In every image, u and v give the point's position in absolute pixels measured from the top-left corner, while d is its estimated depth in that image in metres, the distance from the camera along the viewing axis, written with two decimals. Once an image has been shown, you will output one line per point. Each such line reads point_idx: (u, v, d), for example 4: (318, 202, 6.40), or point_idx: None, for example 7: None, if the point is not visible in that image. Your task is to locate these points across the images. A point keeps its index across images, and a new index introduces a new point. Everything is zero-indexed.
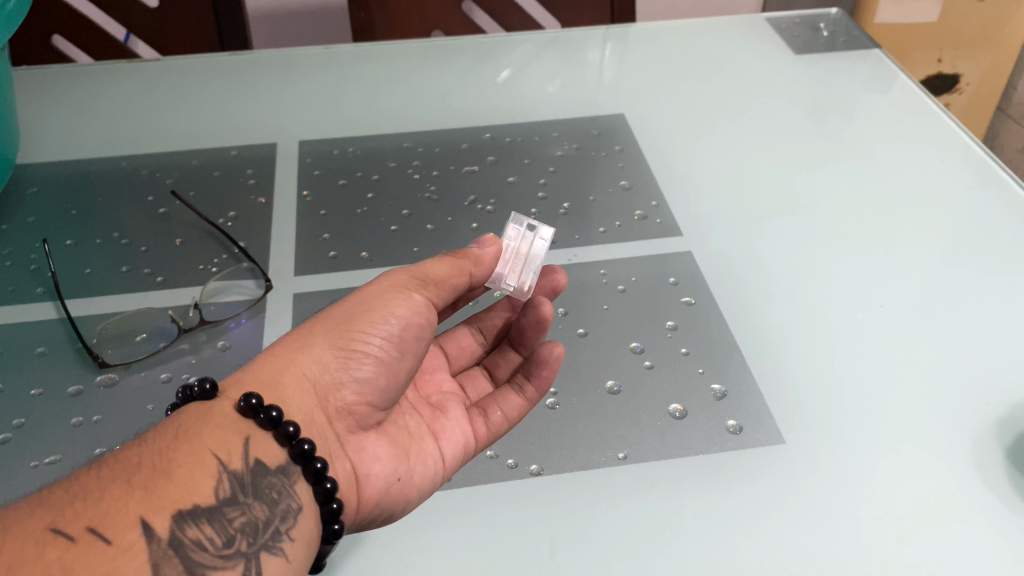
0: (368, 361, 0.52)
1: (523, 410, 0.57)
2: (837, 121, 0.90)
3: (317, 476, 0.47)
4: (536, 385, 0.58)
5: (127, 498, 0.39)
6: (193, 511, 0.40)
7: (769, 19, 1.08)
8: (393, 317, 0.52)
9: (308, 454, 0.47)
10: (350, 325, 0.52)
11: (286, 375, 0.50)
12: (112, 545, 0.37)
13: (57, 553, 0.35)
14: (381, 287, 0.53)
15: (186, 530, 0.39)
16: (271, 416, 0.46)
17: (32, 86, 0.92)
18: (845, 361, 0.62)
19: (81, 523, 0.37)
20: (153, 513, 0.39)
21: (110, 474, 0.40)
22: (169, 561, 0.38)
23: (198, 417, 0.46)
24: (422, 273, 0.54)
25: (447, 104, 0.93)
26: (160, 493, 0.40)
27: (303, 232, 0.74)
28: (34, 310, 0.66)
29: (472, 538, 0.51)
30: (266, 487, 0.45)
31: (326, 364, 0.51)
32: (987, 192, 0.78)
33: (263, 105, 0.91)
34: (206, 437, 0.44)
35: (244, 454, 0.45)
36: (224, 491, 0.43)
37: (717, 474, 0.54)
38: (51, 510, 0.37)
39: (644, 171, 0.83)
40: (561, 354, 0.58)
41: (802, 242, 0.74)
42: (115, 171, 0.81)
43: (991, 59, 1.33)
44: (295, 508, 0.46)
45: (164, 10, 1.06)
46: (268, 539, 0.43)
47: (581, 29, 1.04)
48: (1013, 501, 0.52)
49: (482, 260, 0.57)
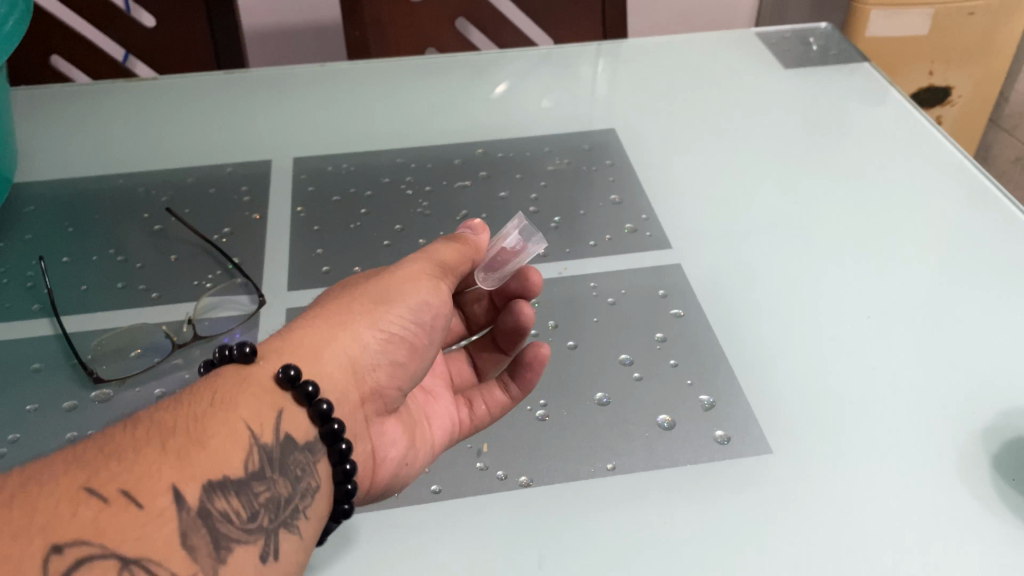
0: (401, 346, 0.55)
1: (506, 407, 0.60)
2: (828, 134, 0.91)
3: (340, 457, 0.49)
4: (520, 385, 0.60)
5: (161, 463, 0.39)
6: (223, 482, 0.41)
7: (759, 34, 1.10)
8: (424, 303, 0.56)
9: (337, 433, 0.49)
10: (384, 307, 0.55)
11: (326, 350, 0.52)
12: (144, 510, 0.36)
13: (91, 513, 0.35)
14: (412, 273, 0.57)
15: (215, 501, 0.40)
16: (308, 390, 0.48)
17: (31, 105, 0.93)
18: (834, 374, 0.62)
19: (115, 484, 0.36)
20: (184, 482, 0.39)
21: (143, 436, 0.40)
22: (198, 531, 0.38)
23: (236, 383, 0.47)
24: (438, 259, 0.59)
25: (441, 120, 0.94)
26: (193, 461, 0.40)
27: (298, 248, 0.75)
28: (30, 327, 0.67)
29: (461, 547, 0.51)
30: (290, 464, 0.46)
31: (364, 342, 0.54)
32: (974, 203, 0.79)
33: (258, 122, 0.92)
34: (241, 406, 0.45)
35: (275, 428, 0.46)
36: (252, 463, 0.43)
37: (706, 484, 0.54)
38: (85, 468, 0.36)
39: (635, 185, 0.84)
40: (547, 356, 0.60)
41: (791, 254, 0.75)
42: (112, 189, 0.82)
43: (981, 72, 1.34)
44: (313, 487, 0.47)
45: (160, 30, 1.07)
46: (287, 516, 0.44)
47: (572, 46, 1.05)
48: (998, 508, 0.52)
49: (480, 246, 0.62)
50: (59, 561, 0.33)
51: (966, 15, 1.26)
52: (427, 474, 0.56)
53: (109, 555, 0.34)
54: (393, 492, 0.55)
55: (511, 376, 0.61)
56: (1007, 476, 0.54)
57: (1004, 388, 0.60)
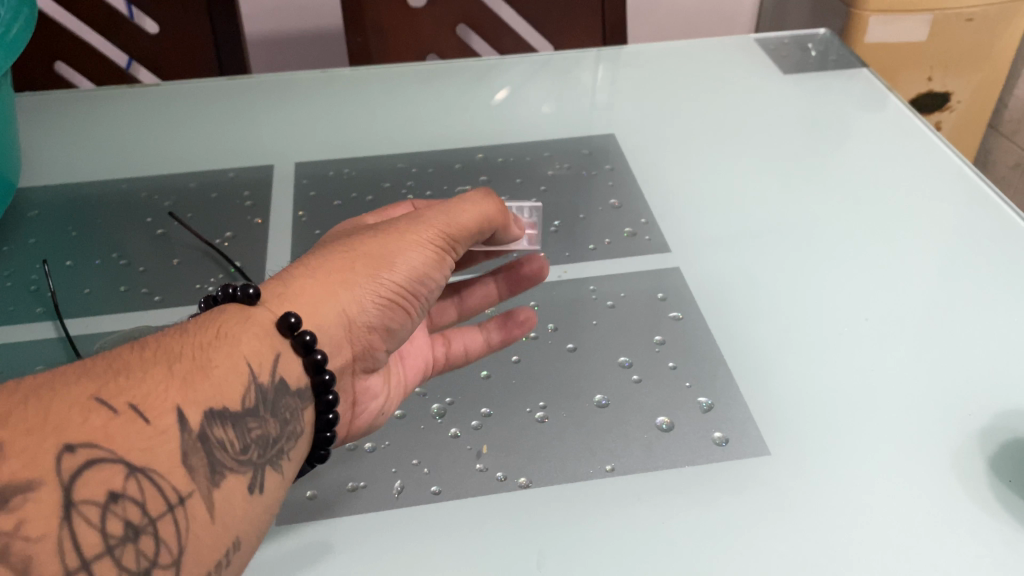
0: (398, 311, 0.56)
1: (483, 350, 0.65)
2: (827, 140, 0.92)
3: (326, 407, 0.51)
4: (503, 335, 0.65)
5: (166, 385, 0.41)
6: (223, 411, 0.43)
7: (759, 40, 1.10)
8: (426, 273, 0.57)
9: (327, 384, 0.51)
10: (389, 272, 0.55)
11: (326, 305, 0.53)
12: (149, 426, 0.39)
13: (100, 420, 0.38)
14: (421, 234, 0.57)
15: (215, 428, 0.42)
16: (305, 340, 0.50)
17: (34, 109, 0.94)
18: (834, 377, 0.62)
19: (123, 398, 0.39)
20: (188, 405, 0.42)
21: (151, 357, 0.43)
22: (197, 453, 0.41)
23: (239, 321, 0.48)
24: (453, 228, 0.58)
25: (442, 125, 0.94)
26: (197, 388, 0.42)
27: (299, 252, 0.75)
28: (34, 329, 0.67)
29: (461, 547, 0.52)
30: (283, 407, 0.48)
31: (363, 304, 0.54)
32: (973, 208, 0.80)
33: (260, 127, 0.93)
34: (243, 343, 0.47)
35: (272, 368, 0.48)
36: (250, 400, 0.46)
37: (705, 484, 0.55)
38: (96, 380, 0.40)
39: (634, 189, 0.85)
40: (534, 317, 0.66)
41: (792, 259, 0.75)
42: (115, 193, 0.83)
43: (980, 78, 1.35)
44: (297, 433, 0.49)
45: (164, 37, 1.08)
46: (274, 455, 0.47)
47: (572, 52, 1.05)
48: (995, 509, 0.53)
49: (502, 219, 0.62)
50: (71, 460, 0.36)
51: (964, 21, 1.27)
52: (427, 474, 0.56)
53: (117, 461, 0.38)
54: (391, 494, 0.55)
55: (497, 325, 0.66)
56: (1004, 478, 0.54)
57: (1002, 390, 0.60)
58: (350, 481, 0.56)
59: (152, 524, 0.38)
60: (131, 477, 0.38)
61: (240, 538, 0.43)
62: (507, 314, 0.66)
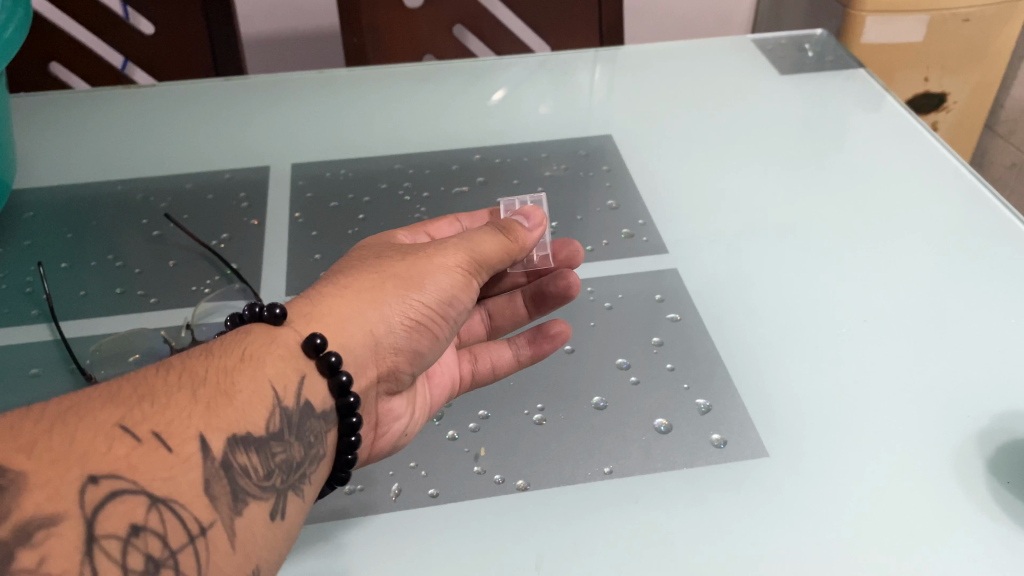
0: (426, 334, 0.57)
1: (511, 367, 0.63)
2: (825, 141, 0.92)
3: (350, 429, 0.51)
4: (532, 352, 0.63)
5: (191, 411, 0.41)
6: (246, 437, 0.43)
7: (755, 41, 1.10)
8: (456, 298, 0.57)
9: (351, 407, 0.50)
10: (418, 295, 0.55)
11: (351, 324, 0.53)
12: (172, 454, 0.39)
13: (124, 449, 0.38)
14: (451, 257, 0.57)
15: (237, 455, 0.42)
16: (331, 360, 0.49)
17: (29, 111, 0.94)
18: (831, 379, 0.62)
19: (146, 426, 0.40)
20: (211, 431, 0.41)
21: (175, 382, 0.43)
22: (219, 481, 0.41)
23: (264, 343, 0.48)
24: (483, 250, 0.58)
25: (439, 126, 0.94)
26: (220, 413, 0.43)
27: (295, 254, 0.75)
28: (30, 332, 0.67)
29: (457, 551, 0.51)
30: (308, 430, 0.48)
31: (389, 327, 0.54)
32: (970, 210, 0.79)
33: (257, 129, 0.93)
34: (267, 366, 0.47)
35: (297, 392, 0.48)
36: (274, 423, 0.45)
37: (704, 487, 0.55)
38: (120, 407, 0.40)
39: (632, 191, 0.84)
40: (566, 333, 0.64)
41: (789, 259, 0.75)
42: (111, 195, 0.82)
43: (977, 78, 1.35)
44: (321, 455, 0.49)
45: (159, 37, 1.07)
46: (297, 480, 0.47)
47: (570, 53, 1.05)
48: (992, 511, 0.52)
49: (526, 243, 0.60)
50: (94, 492, 0.36)
51: (961, 22, 1.27)
52: (425, 477, 0.56)
53: (139, 491, 0.38)
54: (389, 496, 0.54)
55: (528, 339, 0.63)
56: (1002, 480, 0.54)
57: (999, 391, 0.60)
58: (348, 484, 0.56)
59: (172, 556, 0.37)
60: (153, 508, 0.38)
61: (260, 565, 0.43)
62: (538, 329, 0.64)
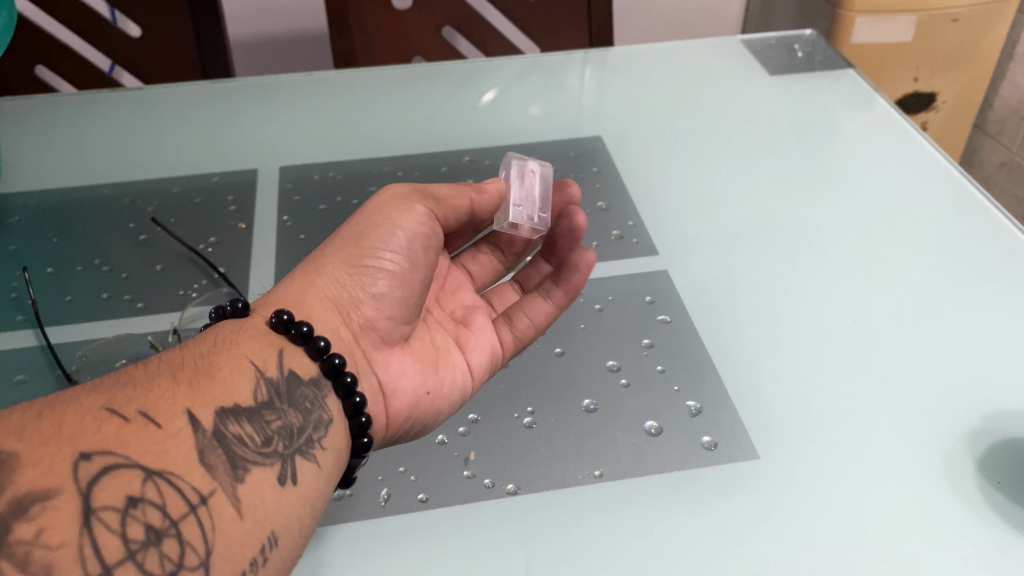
0: (382, 275, 0.57)
1: (551, 314, 0.64)
2: (816, 141, 0.91)
3: (347, 391, 0.51)
4: (565, 290, 0.64)
5: (174, 391, 0.42)
6: (235, 409, 0.44)
7: (745, 41, 1.10)
8: (403, 229, 0.57)
9: (339, 368, 0.50)
10: (361, 243, 0.57)
11: (308, 295, 0.54)
12: (161, 430, 0.40)
13: (113, 427, 0.38)
14: (388, 202, 0.58)
15: (229, 426, 0.43)
16: (302, 330, 0.50)
17: (15, 115, 0.93)
18: (822, 380, 0.62)
19: (133, 406, 0.40)
20: (198, 407, 0.42)
21: (155, 370, 0.43)
22: (214, 451, 0.41)
23: (235, 330, 0.49)
24: (424, 189, 0.59)
25: (427, 128, 0.94)
26: (203, 390, 0.43)
27: (283, 257, 0.74)
28: (15, 338, 0.67)
29: (446, 557, 0.51)
30: (300, 397, 0.48)
31: (340, 280, 0.56)
32: (961, 210, 0.79)
33: (245, 132, 0.92)
34: (242, 346, 0.48)
35: (279, 363, 0.48)
36: (262, 395, 0.46)
37: (694, 489, 0.54)
38: (105, 393, 0.40)
39: (622, 193, 0.84)
40: (592, 261, 0.64)
41: (779, 259, 0.75)
42: (97, 199, 0.82)
43: (966, 78, 1.36)
44: (326, 420, 0.49)
45: (146, 40, 1.07)
46: (303, 444, 0.47)
47: (560, 53, 1.05)
48: (982, 510, 0.52)
49: (483, 189, 0.62)
50: (87, 467, 0.36)
51: (950, 22, 1.27)
52: (414, 482, 0.55)
53: (134, 465, 0.38)
54: (377, 502, 0.54)
55: (556, 284, 0.64)
56: (992, 480, 0.54)
57: (989, 391, 0.60)
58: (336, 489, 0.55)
59: (174, 526, 0.37)
60: (149, 480, 0.38)
61: (277, 533, 0.43)
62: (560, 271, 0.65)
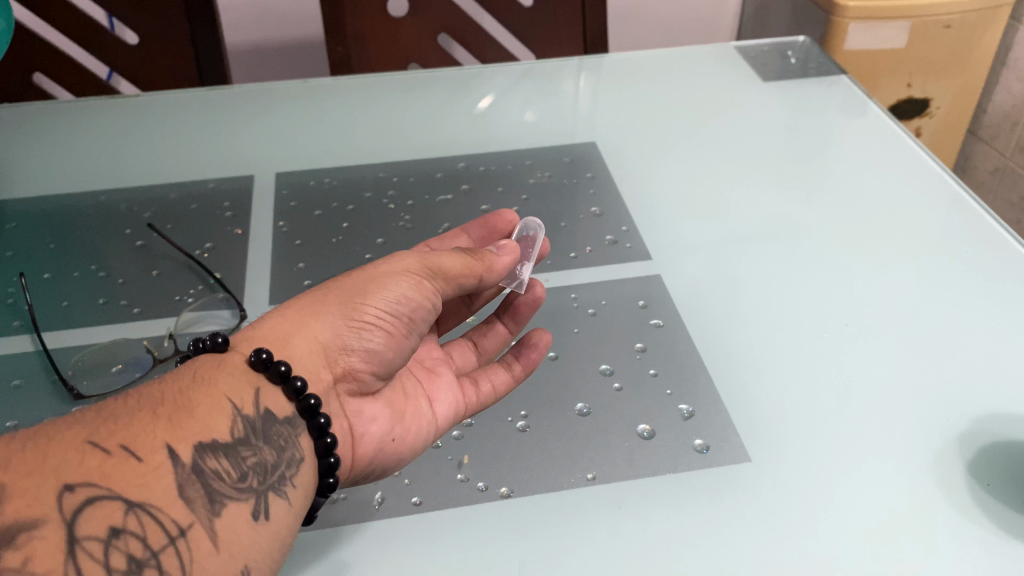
0: (377, 334, 0.56)
1: (511, 384, 0.62)
2: (810, 147, 0.92)
3: (319, 431, 0.51)
4: (524, 363, 0.63)
5: (154, 425, 0.42)
6: (213, 444, 0.44)
7: (739, 47, 1.10)
8: (407, 298, 0.57)
9: (314, 409, 0.51)
10: (363, 299, 0.56)
11: (296, 338, 0.54)
12: (142, 463, 0.40)
13: (95, 460, 0.39)
14: (403, 266, 0.57)
15: (207, 460, 0.43)
16: (281, 369, 0.50)
17: (11, 122, 0.93)
18: (812, 385, 0.63)
19: (114, 440, 0.41)
20: (178, 441, 0.42)
21: (135, 404, 0.44)
22: (193, 484, 0.42)
23: (214, 365, 0.49)
24: (437, 265, 0.58)
25: (423, 135, 0.94)
26: (183, 424, 0.43)
27: (280, 263, 0.75)
28: (10, 344, 0.67)
29: (443, 555, 0.51)
30: (275, 434, 0.49)
31: (335, 328, 0.55)
32: (952, 214, 0.80)
33: (241, 139, 0.93)
34: (221, 381, 0.48)
35: (255, 402, 0.49)
36: (238, 431, 0.46)
37: (686, 491, 0.55)
38: (87, 426, 0.41)
39: (615, 199, 0.85)
40: (548, 340, 0.64)
41: (773, 264, 0.76)
42: (93, 206, 0.82)
43: (959, 83, 1.36)
44: (297, 458, 0.50)
45: (144, 46, 1.07)
46: (275, 481, 0.47)
47: (555, 61, 1.05)
48: (971, 511, 0.53)
49: (495, 266, 0.61)
50: (71, 499, 0.37)
51: (942, 28, 1.28)
52: (408, 486, 0.55)
53: (116, 498, 0.38)
54: (371, 505, 0.54)
55: (514, 356, 0.63)
56: (982, 482, 0.55)
57: (981, 394, 0.61)
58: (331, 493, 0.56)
59: (155, 556, 0.38)
60: (131, 512, 0.38)
61: (251, 566, 0.43)
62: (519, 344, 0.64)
